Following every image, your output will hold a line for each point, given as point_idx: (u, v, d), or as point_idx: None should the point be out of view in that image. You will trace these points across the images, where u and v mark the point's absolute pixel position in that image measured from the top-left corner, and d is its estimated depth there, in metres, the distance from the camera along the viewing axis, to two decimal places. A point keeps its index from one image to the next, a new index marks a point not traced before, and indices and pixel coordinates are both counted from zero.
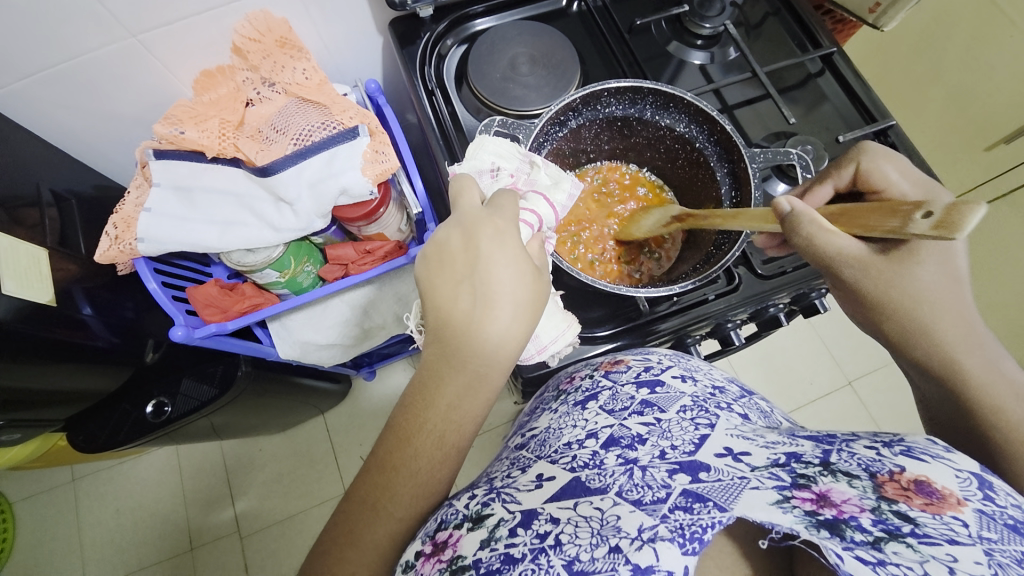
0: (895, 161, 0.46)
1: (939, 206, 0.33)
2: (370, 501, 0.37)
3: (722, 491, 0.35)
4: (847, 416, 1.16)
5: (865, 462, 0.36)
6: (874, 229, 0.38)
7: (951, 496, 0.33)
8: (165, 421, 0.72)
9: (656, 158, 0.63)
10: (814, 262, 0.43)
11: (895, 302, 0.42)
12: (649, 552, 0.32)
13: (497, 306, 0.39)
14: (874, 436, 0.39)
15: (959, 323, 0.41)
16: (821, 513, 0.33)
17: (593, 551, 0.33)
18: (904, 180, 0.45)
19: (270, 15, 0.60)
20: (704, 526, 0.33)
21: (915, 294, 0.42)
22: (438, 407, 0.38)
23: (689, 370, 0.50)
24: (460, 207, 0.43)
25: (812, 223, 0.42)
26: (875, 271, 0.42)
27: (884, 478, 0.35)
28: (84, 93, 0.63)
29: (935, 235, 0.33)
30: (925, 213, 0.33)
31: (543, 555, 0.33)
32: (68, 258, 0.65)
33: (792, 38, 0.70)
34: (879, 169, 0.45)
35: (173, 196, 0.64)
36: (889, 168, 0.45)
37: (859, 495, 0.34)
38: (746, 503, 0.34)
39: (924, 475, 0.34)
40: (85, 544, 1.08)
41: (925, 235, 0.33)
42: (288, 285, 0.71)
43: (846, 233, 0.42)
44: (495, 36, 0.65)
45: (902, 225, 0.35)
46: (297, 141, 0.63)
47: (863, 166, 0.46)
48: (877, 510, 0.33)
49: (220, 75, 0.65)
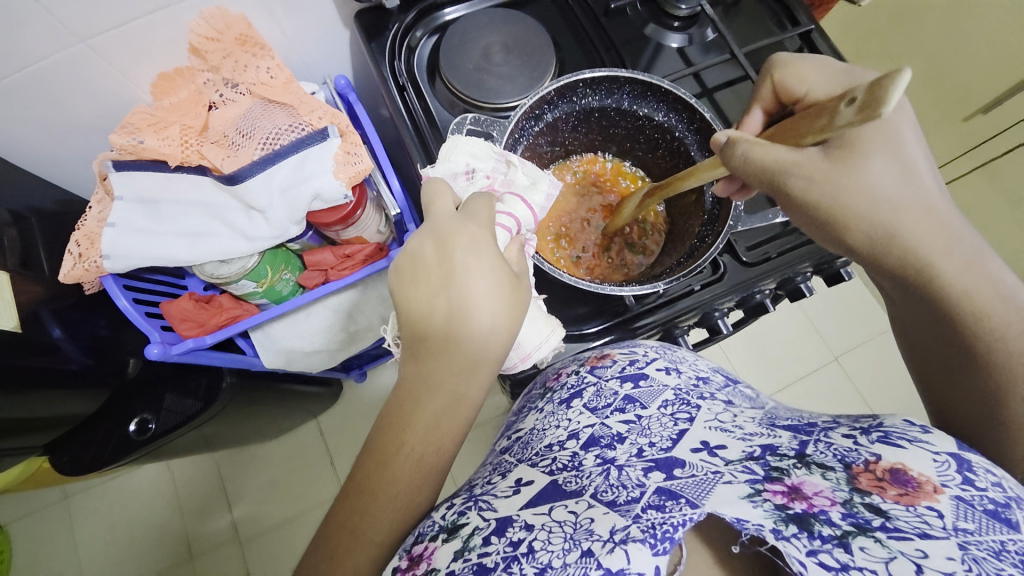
0: (808, 64, 0.47)
1: (861, 89, 0.34)
2: (350, 526, 0.36)
3: (695, 487, 0.34)
4: (837, 389, 1.17)
5: (841, 453, 0.35)
6: (810, 135, 0.40)
7: (928, 484, 0.32)
8: (151, 437, 0.70)
9: (636, 148, 0.62)
10: (758, 181, 0.42)
11: (857, 214, 0.40)
12: (620, 555, 0.30)
13: (476, 316, 0.38)
14: (852, 423, 0.38)
15: (876, 201, 0.39)
16: (790, 507, 0.32)
17: (565, 557, 0.32)
18: (820, 79, 0.46)
19: (226, 11, 0.57)
20: (675, 525, 0.31)
21: (866, 192, 0.39)
22: (416, 428, 0.37)
23: (673, 362, 0.49)
24: (434, 214, 0.41)
25: (744, 139, 0.42)
26: (818, 177, 0.40)
27: (859, 469, 0.34)
28: (39, 104, 0.60)
29: (860, 119, 0.34)
30: (850, 101, 0.35)
31: (515, 563, 0.32)
32: (33, 279, 0.63)
33: (770, 16, 0.69)
34: (795, 75, 0.47)
35: (137, 209, 0.61)
36: (804, 71, 0.46)
37: (832, 488, 0.33)
38: (718, 498, 0.33)
39: (900, 463, 0.33)
40: (82, 559, 1.07)
41: (854, 120, 0.34)
42: (267, 294, 0.69)
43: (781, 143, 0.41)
44: (465, 25, 0.62)
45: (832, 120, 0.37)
46: (264, 146, 0.61)
47: (778, 78, 0.48)
48: (848, 503, 0.32)
49: (180, 77, 0.61)
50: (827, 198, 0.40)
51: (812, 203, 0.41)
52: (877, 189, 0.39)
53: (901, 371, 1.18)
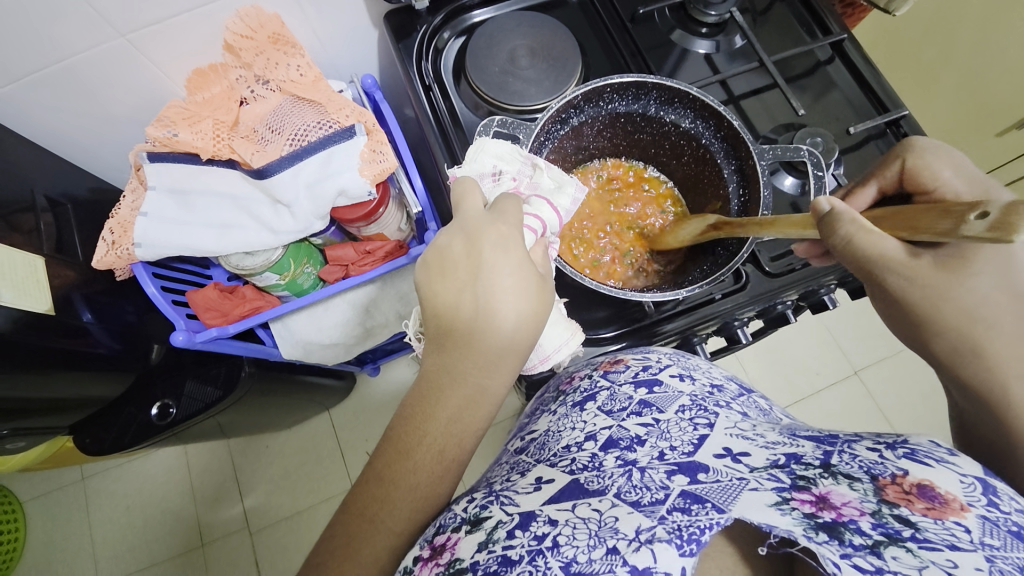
0: (950, 159, 0.44)
1: (996, 206, 0.32)
2: (368, 514, 0.36)
3: (720, 492, 0.34)
4: (852, 405, 1.16)
5: (867, 465, 0.35)
6: (928, 231, 0.37)
7: (954, 501, 0.31)
8: (171, 423, 0.72)
9: (660, 154, 0.62)
10: (852, 266, 0.41)
11: (944, 318, 0.40)
12: (647, 553, 0.31)
13: (501, 314, 0.38)
14: (877, 437, 0.37)
15: (971, 315, 0.39)
16: (819, 516, 0.32)
17: (591, 553, 0.32)
18: (958, 178, 0.43)
19: (261, 9, 0.59)
20: (702, 527, 0.32)
21: (966, 309, 0.39)
22: (438, 420, 0.37)
23: (688, 369, 0.49)
24: (463, 212, 0.41)
25: (852, 222, 0.40)
26: (921, 278, 0.40)
27: (885, 481, 0.33)
28: (79, 95, 0.62)
29: (990, 237, 0.32)
30: (980, 214, 0.33)
31: (541, 557, 0.32)
32: (66, 265, 0.65)
33: (800, 24, 0.68)
34: (930, 168, 0.44)
35: (169, 199, 0.62)
36: (940, 166, 0.44)
37: (859, 499, 0.33)
38: (744, 504, 0.33)
39: (927, 479, 0.33)
40: (98, 541, 1.10)
41: (980, 236, 0.32)
42: (289, 287, 0.70)
43: (892, 236, 0.40)
44: (493, 27, 0.63)
45: (956, 227, 0.34)
46: (293, 141, 0.62)
47: (910, 164, 0.45)
48: (877, 514, 0.32)
49: (213, 73, 0.63)
50: (922, 299, 0.40)
51: (904, 299, 0.41)
52: (977, 308, 0.39)
53: (919, 387, 1.16)
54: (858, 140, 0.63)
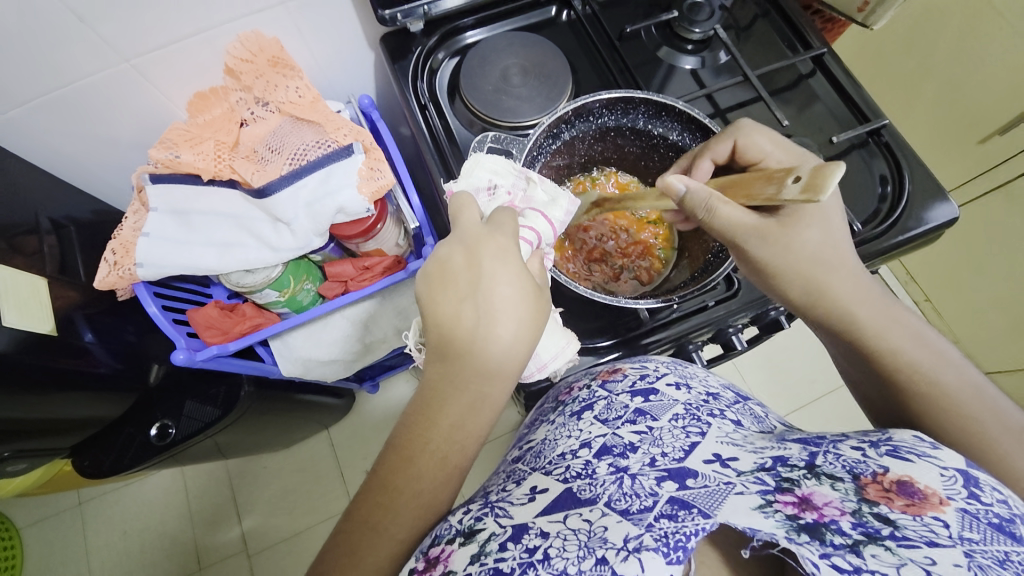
0: (765, 132, 0.49)
1: (806, 169, 0.35)
2: (372, 521, 0.37)
3: (707, 498, 0.35)
4: (850, 412, 1.16)
5: (849, 464, 0.35)
6: (758, 197, 0.40)
7: (933, 495, 0.32)
8: (169, 444, 0.72)
9: (650, 166, 0.63)
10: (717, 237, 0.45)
11: (788, 267, 0.45)
12: (634, 562, 0.31)
13: (500, 323, 0.39)
14: (861, 436, 0.38)
15: (813, 261, 0.45)
16: (801, 517, 0.33)
17: (580, 563, 0.32)
18: (775, 150, 0.49)
19: (261, 34, 0.61)
20: (687, 534, 0.32)
21: (809, 257, 0.45)
22: (441, 427, 0.38)
23: (684, 377, 0.49)
24: (461, 224, 0.43)
25: (706, 199, 0.44)
26: (770, 237, 0.44)
27: (867, 480, 0.34)
28: (81, 120, 0.63)
29: (803, 199, 0.35)
30: (795, 178, 0.36)
31: (531, 569, 0.33)
32: (68, 286, 0.66)
33: (782, 39, 0.71)
34: (753, 143, 0.49)
35: (170, 219, 0.63)
36: (761, 140, 0.49)
37: (841, 498, 0.33)
38: (729, 508, 0.34)
39: (907, 475, 0.33)
40: (93, 566, 1.08)
41: (796, 199, 0.36)
42: (288, 303, 0.72)
43: (737, 206, 0.44)
44: (486, 49, 0.65)
45: (778, 190, 0.38)
46: (292, 160, 0.64)
47: (740, 143, 0.49)
48: (858, 513, 0.32)
49: (214, 97, 0.65)
50: (776, 255, 0.45)
51: (762, 260, 0.45)
52: (816, 255, 0.45)
53: None
54: (841, 150, 0.65)
